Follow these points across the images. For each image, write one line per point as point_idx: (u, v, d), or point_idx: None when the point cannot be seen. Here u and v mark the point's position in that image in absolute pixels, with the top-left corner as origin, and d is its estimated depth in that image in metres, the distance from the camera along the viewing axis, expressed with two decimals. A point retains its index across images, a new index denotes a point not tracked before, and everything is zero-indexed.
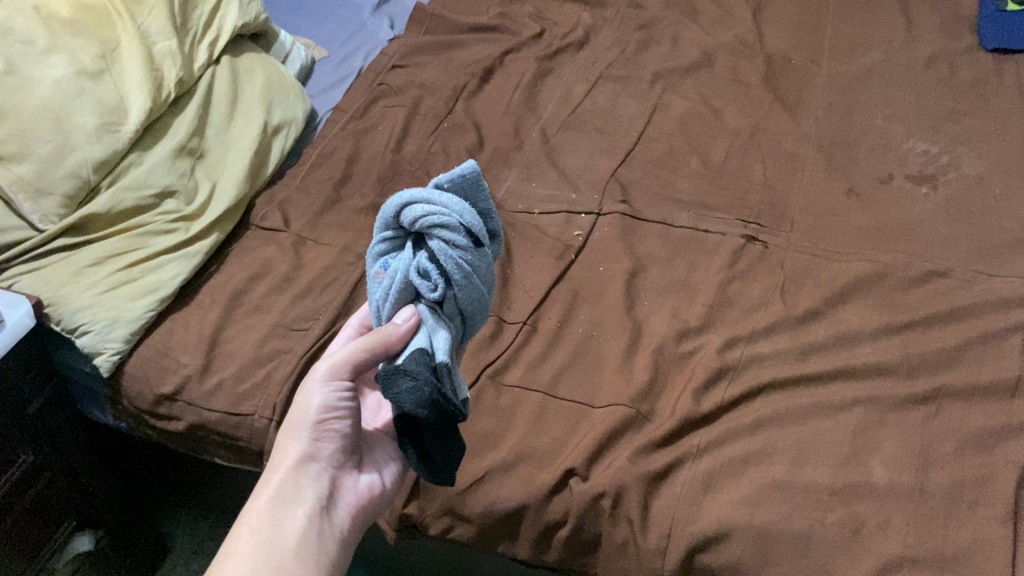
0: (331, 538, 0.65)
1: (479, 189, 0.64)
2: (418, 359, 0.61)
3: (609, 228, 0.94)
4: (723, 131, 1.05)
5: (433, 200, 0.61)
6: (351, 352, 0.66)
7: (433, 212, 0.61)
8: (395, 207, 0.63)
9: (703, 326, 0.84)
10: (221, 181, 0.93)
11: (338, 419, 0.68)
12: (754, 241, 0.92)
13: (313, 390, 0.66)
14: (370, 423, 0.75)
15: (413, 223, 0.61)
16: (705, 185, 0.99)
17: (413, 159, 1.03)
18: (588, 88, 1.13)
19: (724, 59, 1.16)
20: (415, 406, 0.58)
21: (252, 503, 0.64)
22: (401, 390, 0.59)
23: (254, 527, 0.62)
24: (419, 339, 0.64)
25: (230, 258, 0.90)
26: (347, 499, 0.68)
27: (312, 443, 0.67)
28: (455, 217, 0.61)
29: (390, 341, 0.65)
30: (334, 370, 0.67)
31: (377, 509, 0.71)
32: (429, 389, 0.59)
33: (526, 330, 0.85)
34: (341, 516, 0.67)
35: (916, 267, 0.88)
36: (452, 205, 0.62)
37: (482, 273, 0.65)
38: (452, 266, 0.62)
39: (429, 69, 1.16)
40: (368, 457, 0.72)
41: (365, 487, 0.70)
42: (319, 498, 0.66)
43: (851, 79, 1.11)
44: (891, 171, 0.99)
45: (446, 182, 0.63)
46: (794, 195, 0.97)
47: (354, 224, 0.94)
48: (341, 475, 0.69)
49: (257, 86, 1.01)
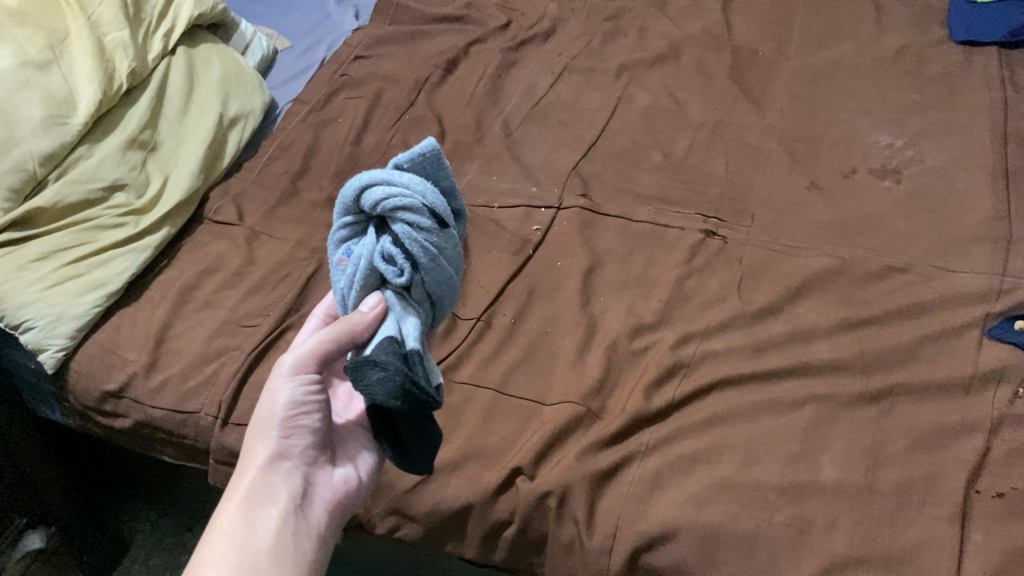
0: (307, 535, 0.64)
1: (439, 169, 0.64)
2: (388, 348, 0.60)
3: (568, 223, 0.94)
4: (686, 125, 1.04)
5: (393, 181, 0.62)
6: (317, 344, 0.64)
7: (394, 194, 0.61)
8: (355, 192, 0.63)
9: (657, 322, 0.83)
10: (175, 176, 0.92)
11: (306, 413, 0.66)
12: (713, 236, 0.92)
13: (279, 386, 0.65)
14: (341, 415, 0.73)
15: (374, 206, 0.62)
16: (667, 179, 0.98)
17: (372, 151, 1.02)
18: (552, 79, 1.11)
19: (691, 51, 1.14)
20: (387, 397, 0.56)
21: (224, 505, 0.63)
22: (372, 381, 0.57)
23: (227, 530, 0.61)
24: (388, 326, 0.62)
25: (181, 253, 0.89)
26: (323, 494, 0.67)
27: (282, 439, 0.66)
28: (417, 198, 0.62)
29: (356, 332, 0.63)
30: (299, 364, 0.65)
31: (356, 501, 0.70)
32: (401, 378, 0.57)
33: (479, 327, 0.84)
34: (317, 512, 0.66)
35: (875, 262, 0.87)
36: (412, 185, 0.62)
37: (449, 255, 0.65)
38: (416, 248, 0.62)
39: (393, 60, 1.14)
40: (342, 448, 0.71)
41: (341, 481, 0.69)
42: (292, 496, 0.65)
43: (818, 71, 1.10)
44: (854, 165, 0.98)
45: (406, 162, 0.64)
46: (756, 189, 0.96)
47: (310, 219, 0.93)
48: (315, 470, 0.67)
49: (213, 78, 1.00)
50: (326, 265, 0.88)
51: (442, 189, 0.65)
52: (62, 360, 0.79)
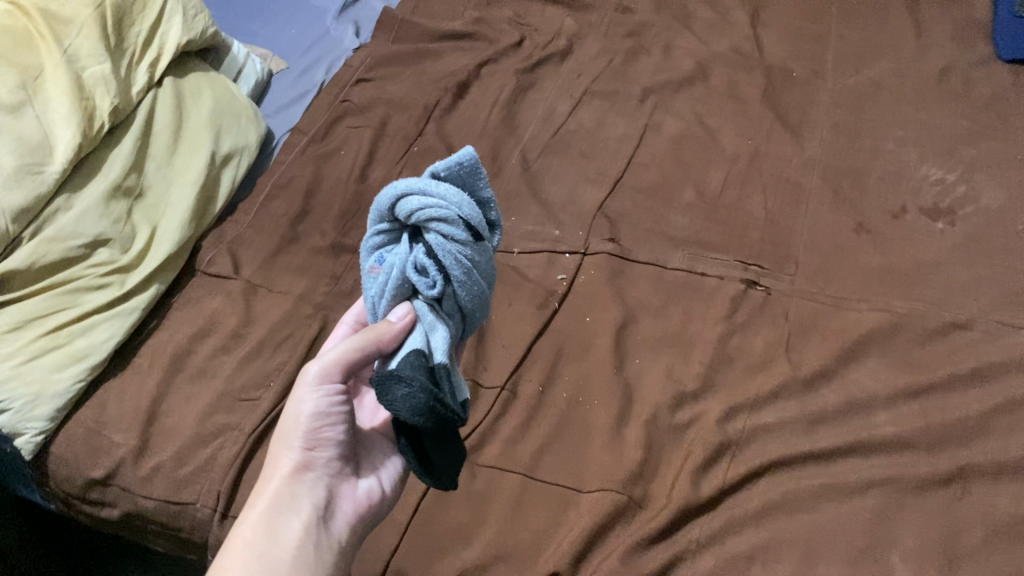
0: (329, 551, 0.57)
1: (479, 179, 0.56)
2: (413, 361, 0.54)
3: (596, 271, 0.86)
4: (720, 156, 0.96)
5: (430, 191, 0.54)
6: (343, 353, 0.58)
7: (430, 204, 0.54)
8: (390, 198, 0.56)
9: (701, 390, 0.75)
10: (164, 225, 0.84)
11: (331, 425, 0.60)
12: (755, 287, 0.84)
13: (304, 395, 0.59)
14: (366, 420, 0.67)
15: (408, 216, 0.55)
16: (701, 219, 0.90)
17: (379, 188, 0.93)
18: (572, 104, 1.03)
19: (720, 72, 1.06)
20: (411, 415, 0.50)
21: (243, 515, 0.57)
22: (396, 397, 0.51)
23: (245, 543, 0.55)
24: (415, 338, 0.56)
25: (173, 312, 0.81)
26: (345, 508, 0.60)
27: (305, 450, 0.59)
28: (454, 210, 0.54)
29: (383, 342, 0.56)
30: (325, 372, 0.59)
31: (379, 514, 0.63)
32: (426, 395, 0.51)
33: (504, 398, 0.76)
34: (339, 526, 0.59)
35: (934, 318, 0.80)
36: (450, 196, 0.54)
37: (485, 268, 0.57)
38: (451, 262, 0.55)
39: (399, 83, 1.06)
40: (367, 457, 0.64)
41: (366, 493, 0.62)
42: (315, 509, 0.58)
43: (857, 95, 1.02)
44: (903, 203, 0.90)
45: (443, 171, 0.55)
46: (799, 231, 0.88)
47: (312, 268, 0.85)
48: (340, 482, 0.61)
49: (204, 111, 0.91)
50: (332, 324, 0.80)
51: (480, 199, 0.57)
52: (42, 443, 0.71)
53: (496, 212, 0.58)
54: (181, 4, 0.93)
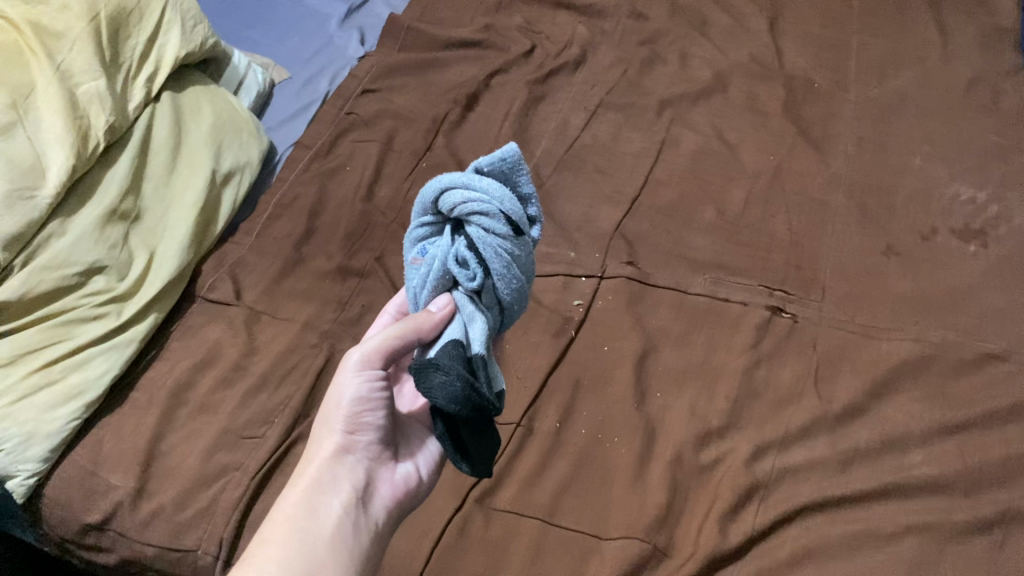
0: (367, 531, 0.57)
1: (522, 174, 0.56)
2: (451, 351, 0.54)
3: (614, 297, 0.82)
4: (741, 173, 0.92)
5: (472, 185, 0.55)
6: (384, 340, 0.58)
7: (472, 198, 0.55)
8: (434, 192, 0.57)
9: (726, 427, 0.72)
10: (162, 250, 0.80)
11: (371, 411, 0.61)
12: (781, 313, 0.80)
13: (345, 380, 0.60)
14: (406, 403, 0.67)
15: (451, 210, 0.55)
16: (723, 241, 0.86)
17: (387, 208, 0.90)
18: (586, 117, 0.99)
19: (739, 82, 1.02)
20: (447, 403, 0.50)
21: (285, 492, 0.57)
22: (434, 385, 0.51)
23: (287, 518, 0.55)
24: (453, 329, 0.56)
25: (173, 342, 0.77)
26: (383, 491, 0.61)
27: (345, 433, 0.60)
28: (495, 204, 0.54)
29: (422, 330, 0.57)
30: (366, 358, 0.59)
31: (413, 503, 0.63)
32: (462, 383, 0.51)
33: (520, 434, 0.72)
34: (377, 508, 0.59)
35: (969, 349, 0.76)
36: (493, 190, 0.54)
37: (524, 262, 0.58)
38: (491, 257, 0.55)
39: (406, 94, 1.02)
40: (403, 445, 0.65)
41: (402, 480, 0.62)
42: (354, 489, 0.58)
43: (882, 107, 0.99)
44: (933, 224, 0.87)
45: (486, 166, 0.56)
46: (825, 254, 0.85)
47: (318, 294, 0.82)
48: (378, 466, 0.61)
49: (204, 127, 0.87)
50: (339, 355, 0.77)
51: (522, 195, 0.58)
52: (35, 486, 0.67)
53: (537, 207, 0.58)
54: (181, 14, 0.88)
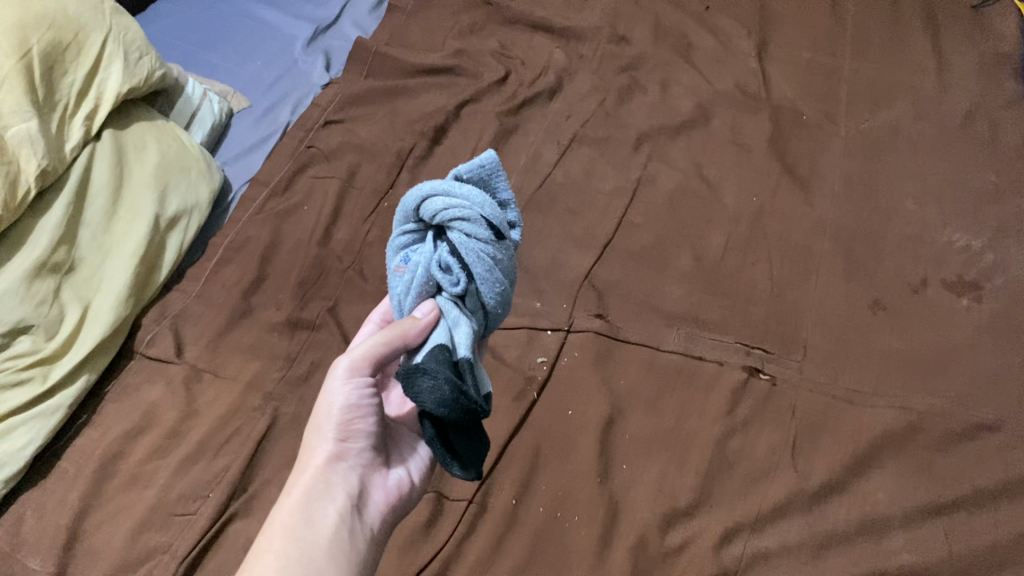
0: (363, 538, 0.56)
1: (499, 180, 0.57)
2: (437, 356, 0.52)
3: (581, 354, 0.77)
4: (721, 215, 0.87)
5: (452, 192, 0.54)
6: (372, 347, 0.57)
7: (453, 205, 0.54)
8: (415, 200, 0.56)
9: (695, 505, 0.67)
10: (97, 304, 0.75)
11: (362, 417, 0.59)
12: (758, 374, 0.75)
13: (334, 387, 0.58)
14: (393, 406, 0.66)
15: (432, 217, 0.54)
16: (700, 291, 0.81)
17: (344, 251, 0.85)
18: (559, 152, 0.94)
19: (722, 114, 0.97)
20: (436, 407, 0.48)
21: (280, 501, 0.56)
22: (422, 389, 0.50)
23: (283, 526, 0.54)
24: (439, 334, 0.55)
25: (107, 404, 0.73)
26: (377, 497, 0.60)
27: (338, 441, 0.59)
28: (477, 209, 0.54)
29: (409, 336, 0.55)
30: (355, 365, 0.58)
31: (406, 507, 0.63)
32: (451, 386, 0.49)
33: (472, 512, 0.68)
34: (372, 514, 0.59)
35: (958, 418, 0.71)
36: (473, 196, 0.54)
37: (507, 267, 0.57)
38: (473, 261, 0.54)
39: (370, 125, 0.97)
40: (393, 450, 0.64)
41: (395, 485, 0.62)
42: (349, 496, 0.57)
43: (874, 142, 0.93)
44: (924, 274, 0.81)
45: (465, 173, 0.56)
46: (808, 307, 0.79)
47: (265, 348, 0.77)
48: (371, 473, 0.60)
49: (148, 167, 0.82)
50: (283, 419, 0.72)
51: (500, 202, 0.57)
52: None
53: (516, 213, 0.58)
54: (124, 46, 0.82)
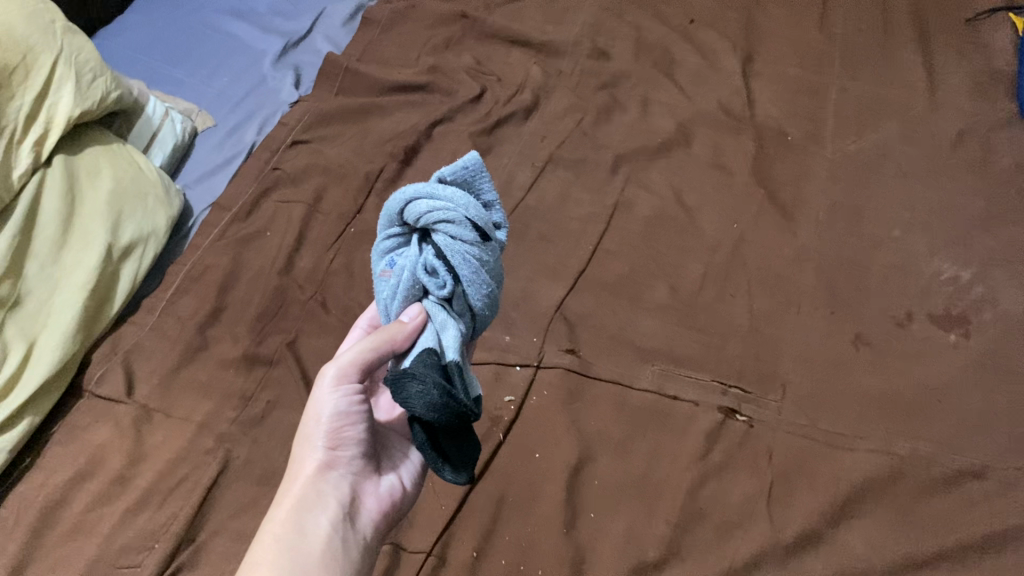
0: (356, 547, 0.55)
1: (484, 181, 0.55)
2: (425, 360, 0.51)
3: (549, 393, 0.73)
4: (699, 244, 0.84)
5: (436, 193, 0.52)
6: (358, 353, 0.56)
7: (438, 207, 0.52)
8: (399, 203, 0.54)
9: (663, 559, 0.64)
10: (43, 340, 0.72)
11: (352, 425, 0.58)
12: (735, 416, 0.72)
13: (322, 396, 0.57)
14: (383, 408, 0.65)
15: (416, 220, 0.53)
16: (675, 325, 0.78)
17: (307, 281, 0.82)
18: (533, 175, 0.91)
19: (704, 135, 0.94)
20: (426, 411, 0.48)
21: (272, 513, 0.55)
22: (411, 393, 0.49)
23: (274, 539, 0.53)
24: (426, 338, 0.53)
25: (53, 447, 0.70)
26: (370, 505, 0.59)
27: (328, 449, 0.58)
28: (463, 211, 0.52)
29: (396, 341, 0.54)
30: (343, 372, 0.57)
31: (399, 514, 0.62)
32: (440, 390, 0.48)
33: (431, 565, 0.65)
34: (366, 522, 0.57)
35: (943, 464, 0.67)
36: (457, 198, 0.52)
37: (494, 268, 0.55)
38: (459, 263, 0.53)
39: (339, 145, 0.93)
40: (385, 455, 0.63)
41: (387, 491, 0.61)
42: (342, 505, 0.56)
43: (860, 166, 0.90)
44: (909, 308, 0.78)
45: (449, 175, 0.54)
46: (787, 342, 0.76)
47: (219, 387, 0.73)
48: (363, 480, 0.59)
49: (101, 194, 0.79)
50: (235, 463, 0.69)
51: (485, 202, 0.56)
52: None
53: (500, 214, 0.57)
54: (75, 68, 0.79)
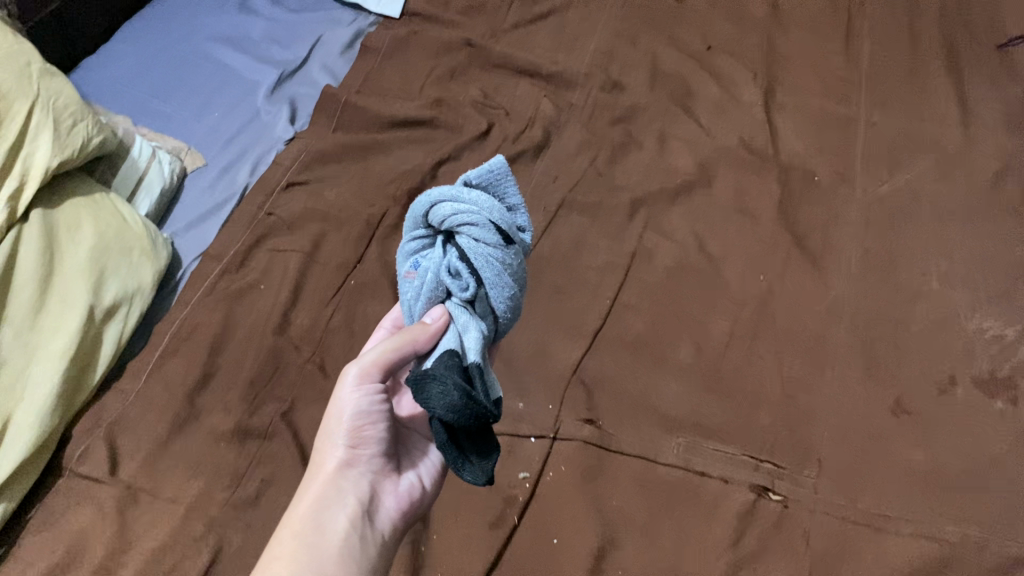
0: (374, 547, 0.54)
1: (510, 186, 0.55)
2: (446, 360, 0.49)
3: (568, 469, 0.68)
4: (724, 298, 0.78)
5: (461, 197, 0.53)
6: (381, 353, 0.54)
7: (461, 210, 0.52)
8: (425, 205, 0.55)
9: None
10: (20, 415, 0.65)
11: (373, 425, 0.57)
12: (768, 495, 0.66)
13: (344, 396, 0.56)
14: (405, 407, 0.63)
15: (441, 222, 0.53)
16: (701, 390, 0.72)
17: (304, 340, 0.76)
18: (545, 220, 0.86)
19: (725, 174, 0.88)
20: (447, 413, 0.46)
21: (290, 509, 0.54)
22: (431, 395, 0.47)
23: (290, 536, 0.52)
24: (447, 339, 0.53)
25: (30, 533, 0.64)
26: (390, 503, 0.57)
27: (348, 448, 0.56)
28: (486, 214, 0.52)
29: (418, 343, 0.53)
30: (365, 372, 0.55)
31: (419, 512, 0.60)
32: (461, 391, 0.46)
33: None
34: (384, 522, 0.56)
35: (996, 552, 0.62)
36: (481, 201, 0.53)
37: (517, 271, 0.55)
38: (483, 265, 0.52)
39: (338, 186, 0.88)
40: (407, 453, 0.61)
41: (408, 490, 0.59)
42: (360, 504, 0.55)
43: (893, 209, 0.84)
44: (951, 371, 0.72)
45: (475, 178, 0.55)
46: (822, 410, 0.71)
47: (210, 463, 0.68)
48: (384, 479, 0.58)
49: (83, 250, 0.73)
50: (228, 551, 0.63)
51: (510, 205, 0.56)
52: None
53: (525, 218, 0.56)
54: (53, 114, 0.73)
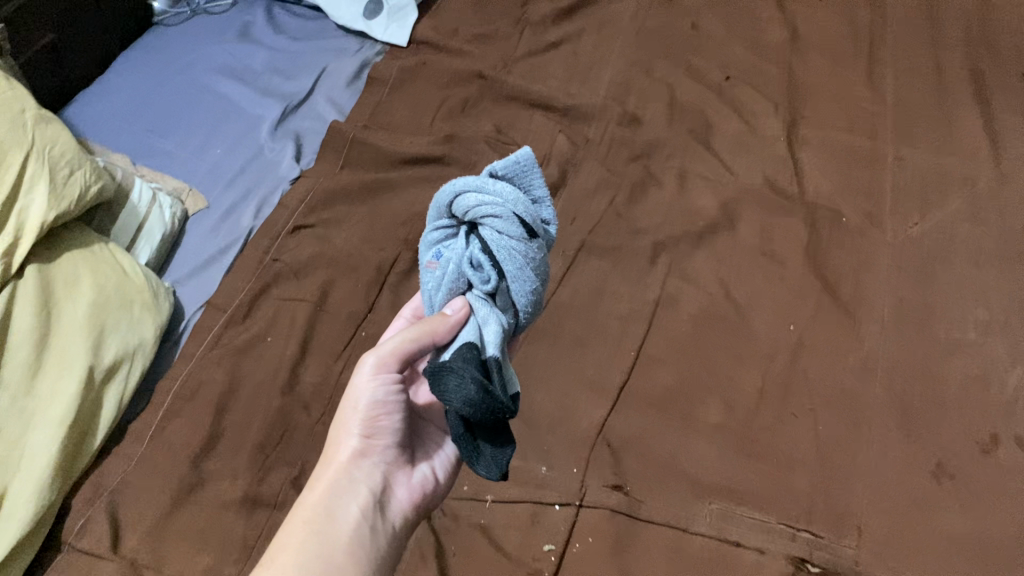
0: (385, 538, 0.53)
1: (536, 177, 0.52)
2: (465, 352, 0.47)
3: (596, 540, 0.65)
4: (752, 350, 0.75)
5: (485, 187, 0.50)
6: (400, 342, 0.53)
7: (485, 201, 0.50)
8: (449, 195, 0.52)
9: None
10: (15, 487, 0.62)
11: (389, 414, 0.55)
12: (806, 566, 0.63)
13: (361, 383, 0.54)
14: (423, 395, 0.62)
15: (464, 213, 0.51)
16: (732, 452, 0.69)
17: (314, 397, 0.73)
18: (564, 266, 0.82)
19: (750, 214, 0.85)
20: (463, 408, 0.44)
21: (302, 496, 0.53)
22: (448, 388, 0.45)
23: (302, 523, 0.50)
24: (468, 331, 0.50)
25: None
26: (402, 494, 0.56)
27: (362, 437, 0.55)
28: (510, 206, 0.50)
29: (437, 335, 0.51)
30: (383, 361, 0.54)
31: (430, 505, 0.59)
32: (478, 385, 0.44)
33: None
34: (396, 513, 0.55)
35: None
36: (505, 193, 0.50)
37: (541, 266, 0.52)
38: (504, 258, 0.50)
39: (346, 229, 0.84)
40: (420, 445, 0.60)
41: (421, 482, 0.58)
42: (372, 493, 0.54)
43: (926, 251, 0.80)
44: (994, 429, 0.69)
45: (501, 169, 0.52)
46: (860, 473, 0.67)
47: (217, 534, 0.64)
48: (397, 468, 0.56)
49: (82, 307, 0.69)
50: None
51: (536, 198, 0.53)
52: None
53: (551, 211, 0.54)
54: (48, 164, 0.70)
